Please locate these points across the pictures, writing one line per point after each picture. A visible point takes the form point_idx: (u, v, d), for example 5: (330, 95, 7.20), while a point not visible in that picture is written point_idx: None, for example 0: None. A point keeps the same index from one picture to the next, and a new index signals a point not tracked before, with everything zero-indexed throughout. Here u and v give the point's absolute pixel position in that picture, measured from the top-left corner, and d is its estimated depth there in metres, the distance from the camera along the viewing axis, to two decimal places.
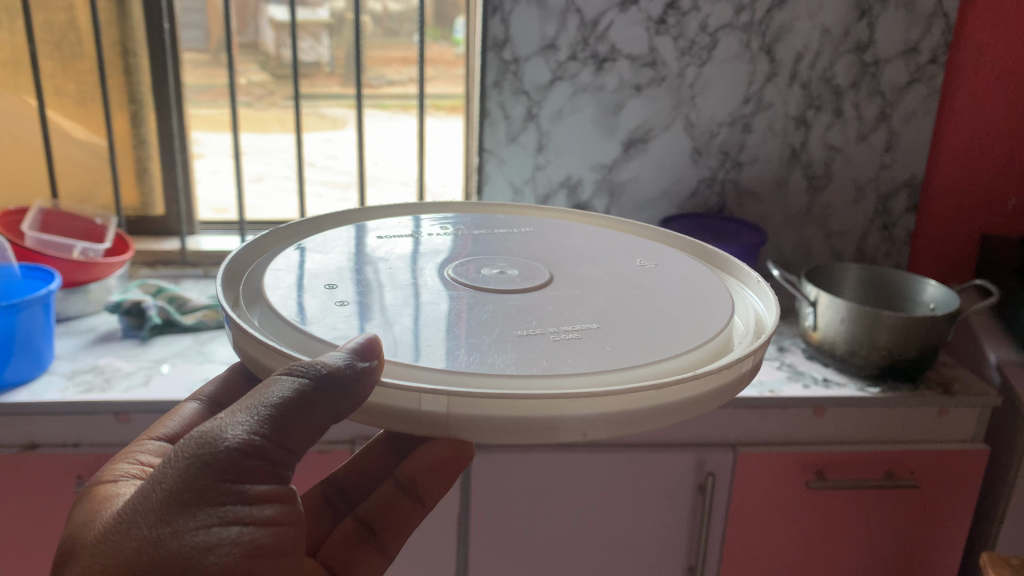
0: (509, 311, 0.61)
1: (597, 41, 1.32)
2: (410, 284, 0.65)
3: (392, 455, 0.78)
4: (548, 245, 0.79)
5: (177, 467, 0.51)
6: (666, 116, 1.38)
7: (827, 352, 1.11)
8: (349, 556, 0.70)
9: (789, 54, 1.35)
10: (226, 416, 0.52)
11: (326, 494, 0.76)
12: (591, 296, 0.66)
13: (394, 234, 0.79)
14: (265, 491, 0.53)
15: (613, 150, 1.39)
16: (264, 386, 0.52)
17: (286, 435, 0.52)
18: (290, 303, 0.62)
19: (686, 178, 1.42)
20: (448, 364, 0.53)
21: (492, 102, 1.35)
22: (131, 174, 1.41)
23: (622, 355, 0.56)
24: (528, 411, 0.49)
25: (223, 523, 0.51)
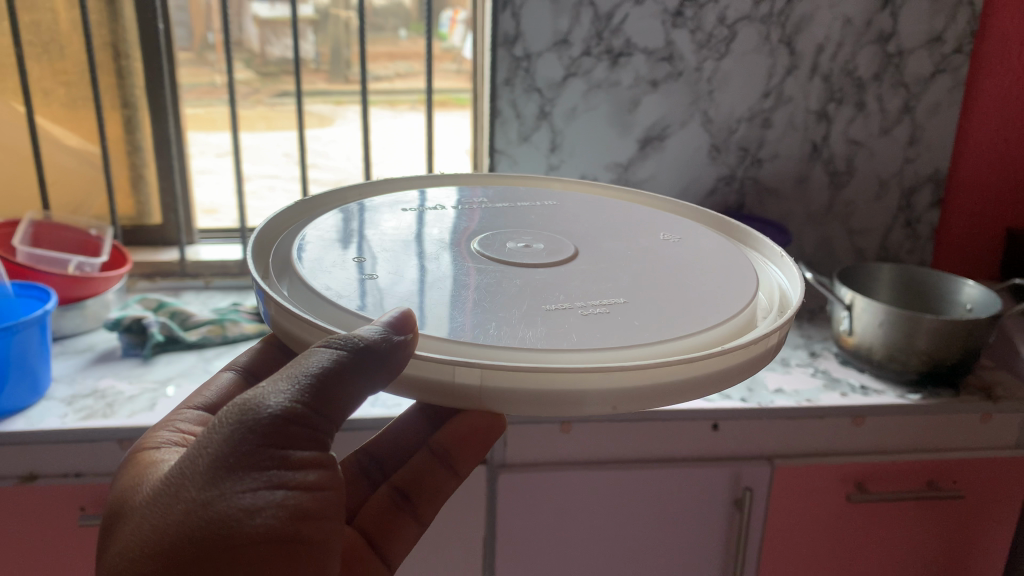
0: (532, 287, 0.66)
1: (612, 35, 1.27)
2: (430, 260, 0.71)
3: (425, 428, 0.83)
4: (571, 221, 0.84)
5: (223, 432, 0.56)
6: (682, 112, 1.33)
7: (863, 357, 1.06)
8: (381, 519, 0.75)
9: (810, 46, 1.30)
10: (268, 385, 0.57)
11: (362, 464, 0.82)
12: (605, 276, 0.70)
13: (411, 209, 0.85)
14: (306, 457, 0.57)
15: (629, 148, 1.34)
16: (302, 359, 0.57)
17: (324, 404, 0.57)
18: (318, 276, 0.68)
19: (704, 175, 1.37)
20: (460, 336, 0.58)
21: (504, 101, 1.30)
22: (126, 182, 1.34)
23: (649, 329, 0.61)
24: (561, 383, 0.54)
25: (266, 485, 0.55)
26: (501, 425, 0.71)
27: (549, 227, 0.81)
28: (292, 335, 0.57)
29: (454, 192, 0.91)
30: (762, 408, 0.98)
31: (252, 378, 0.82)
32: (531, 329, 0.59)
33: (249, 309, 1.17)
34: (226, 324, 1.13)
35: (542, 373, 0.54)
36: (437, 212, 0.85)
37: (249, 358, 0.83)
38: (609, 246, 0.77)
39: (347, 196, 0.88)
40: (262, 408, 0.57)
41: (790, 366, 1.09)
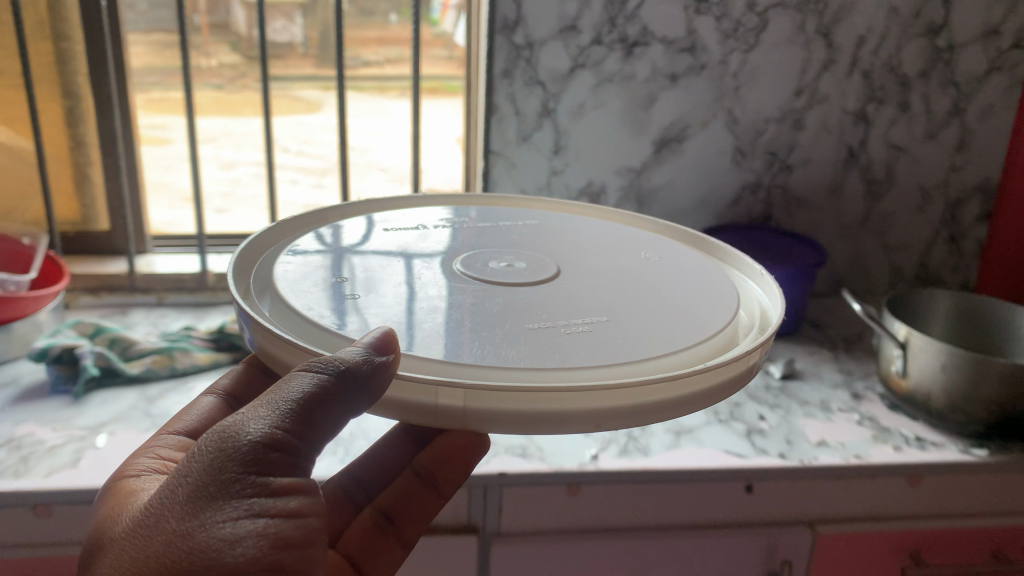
0: (517, 307, 0.58)
1: (626, 22, 1.10)
2: (410, 280, 0.62)
3: (411, 448, 0.74)
4: (557, 235, 0.75)
5: (201, 460, 0.50)
6: (705, 110, 1.17)
7: (918, 404, 0.91)
8: (365, 545, 0.68)
9: (850, 38, 1.14)
10: (248, 411, 0.51)
11: (345, 485, 0.73)
12: (599, 290, 0.63)
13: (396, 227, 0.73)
14: (289, 483, 0.51)
15: (643, 151, 1.18)
16: (285, 380, 0.51)
17: (310, 428, 0.51)
18: (295, 293, 0.59)
19: (727, 182, 1.21)
20: (440, 355, 0.51)
21: (502, 96, 1.13)
22: (69, 182, 1.17)
23: (634, 349, 0.54)
24: (539, 403, 0.47)
25: (246, 515, 0.48)
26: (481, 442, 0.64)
27: (540, 242, 0.72)
28: (277, 355, 0.51)
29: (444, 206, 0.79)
30: (805, 466, 0.83)
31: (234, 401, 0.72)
32: (515, 343, 0.52)
33: (203, 334, 1.01)
34: (175, 353, 0.97)
35: (531, 394, 0.47)
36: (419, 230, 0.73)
37: (231, 381, 0.73)
38: (607, 256, 0.70)
39: (328, 214, 0.76)
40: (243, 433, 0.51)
41: (831, 412, 0.94)
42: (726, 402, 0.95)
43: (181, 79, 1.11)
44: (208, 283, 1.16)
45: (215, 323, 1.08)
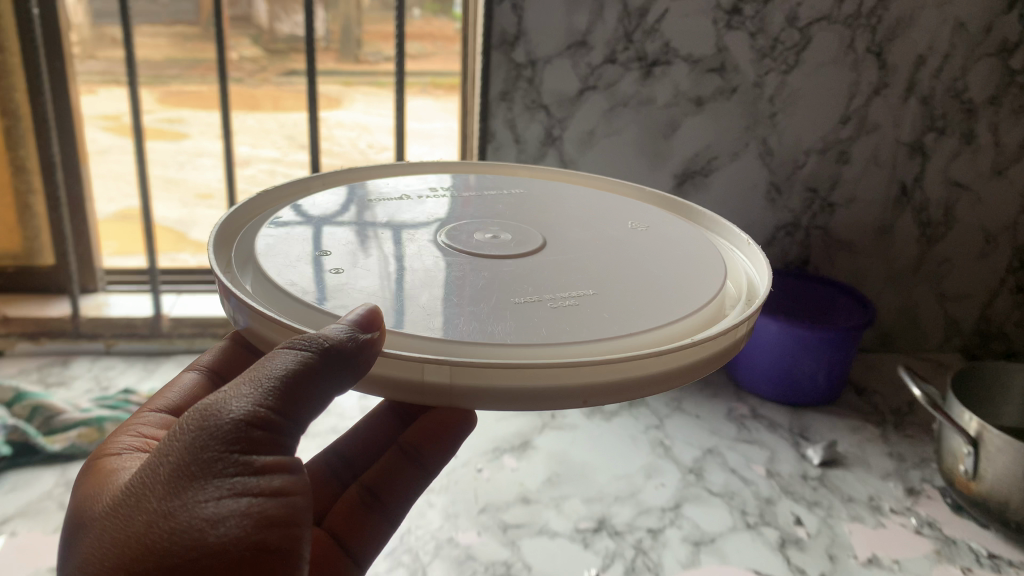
0: (506, 279, 0.56)
1: (645, 38, 0.95)
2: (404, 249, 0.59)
3: (395, 423, 0.68)
4: (540, 211, 0.71)
5: (182, 439, 0.47)
6: (735, 139, 1.01)
7: (991, 512, 0.75)
8: (351, 525, 0.62)
9: (906, 58, 0.98)
10: (230, 389, 0.47)
11: (332, 463, 0.67)
12: (591, 263, 0.60)
13: (387, 198, 0.69)
14: (273, 461, 0.47)
15: (663, 185, 1.03)
16: (267, 357, 0.47)
17: (294, 407, 0.47)
18: (285, 265, 0.55)
19: (760, 222, 1.06)
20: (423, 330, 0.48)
21: (500, 122, 0.98)
22: (10, 212, 1.01)
23: (618, 321, 0.52)
24: (532, 379, 0.44)
25: (228, 493, 0.45)
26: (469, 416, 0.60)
27: (532, 219, 0.67)
28: (251, 328, 0.48)
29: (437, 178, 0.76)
30: None
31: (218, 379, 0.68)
32: (504, 316, 0.50)
33: (144, 400, 0.86)
34: (106, 425, 0.82)
35: (521, 369, 0.44)
36: (408, 201, 0.69)
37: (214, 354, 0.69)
38: (600, 231, 0.67)
39: (314, 184, 0.71)
40: (225, 412, 0.47)
41: (882, 514, 0.78)
42: (755, 498, 0.80)
43: (131, 100, 0.97)
44: (161, 330, 1.03)
45: (157, 386, 0.93)
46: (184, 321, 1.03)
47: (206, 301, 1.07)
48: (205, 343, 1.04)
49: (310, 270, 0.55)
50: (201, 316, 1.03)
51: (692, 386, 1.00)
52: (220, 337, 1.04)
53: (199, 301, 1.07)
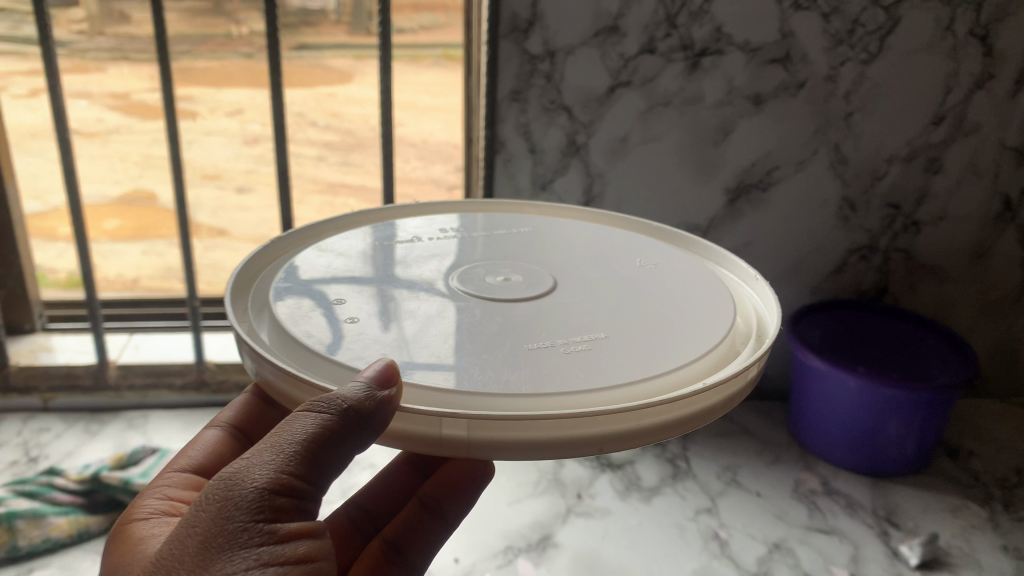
0: (520, 324, 0.46)
1: (691, 21, 0.76)
2: (429, 297, 0.48)
3: (415, 478, 0.62)
4: (544, 235, 0.60)
5: (199, 516, 0.40)
6: (802, 146, 0.82)
7: None
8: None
9: (1018, 43, 0.78)
10: (249, 457, 0.41)
11: (351, 517, 0.60)
12: (613, 296, 0.51)
13: (397, 239, 0.57)
14: (297, 530, 0.41)
15: (713, 202, 0.84)
16: (285, 421, 0.41)
17: (320, 469, 0.41)
18: (304, 316, 0.46)
19: (830, 245, 0.87)
20: (433, 380, 0.40)
21: (512, 129, 0.80)
22: None
23: (639, 357, 0.44)
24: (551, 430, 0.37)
25: (257, 564, 0.39)
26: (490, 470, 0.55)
27: (536, 247, 0.58)
28: (271, 381, 0.41)
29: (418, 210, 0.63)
30: None
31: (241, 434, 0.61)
32: (505, 355, 0.42)
33: (69, 485, 0.70)
34: (18, 524, 0.66)
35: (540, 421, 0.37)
36: (415, 246, 0.56)
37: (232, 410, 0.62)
38: (607, 258, 0.57)
39: (315, 231, 0.59)
40: (244, 482, 0.41)
41: None
42: None
43: (52, 112, 0.78)
44: (107, 382, 0.86)
45: (83, 462, 0.77)
46: (136, 371, 0.86)
47: (162, 345, 0.90)
48: (159, 396, 0.87)
49: (328, 320, 0.45)
50: (155, 365, 0.86)
51: (746, 449, 0.83)
52: (177, 390, 0.87)
53: (153, 346, 0.90)
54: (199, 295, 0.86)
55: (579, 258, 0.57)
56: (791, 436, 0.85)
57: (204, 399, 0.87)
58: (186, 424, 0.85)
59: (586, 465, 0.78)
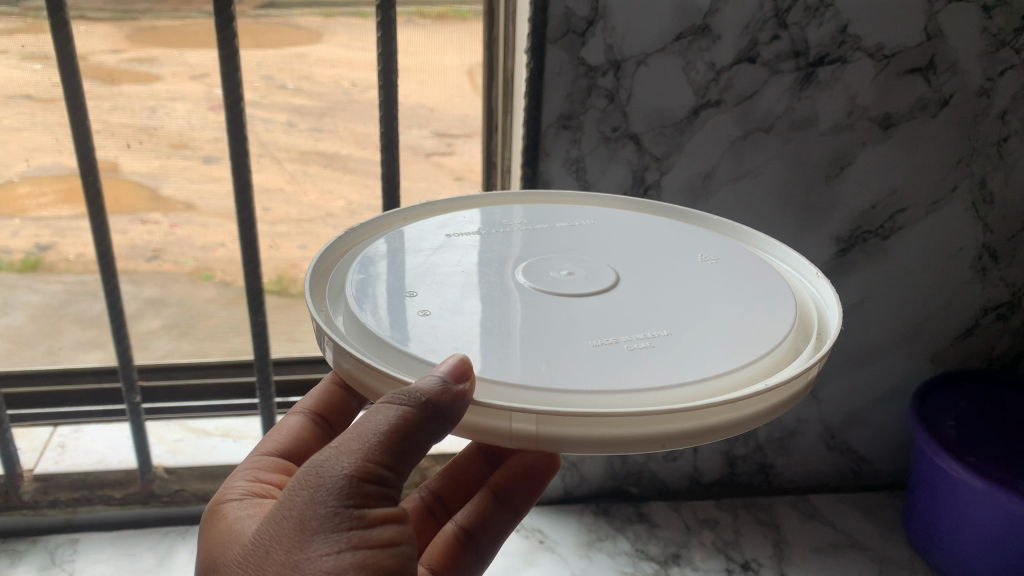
0: (581, 317, 0.49)
1: (817, 25, 0.68)
2: (487, 286, 0.52)
3: (483, 466, 0.69)
4: (599, 230, 0.61)
5: (301, 496, 0.47)
6: (939, 182, 0.76)
7: None
8: (447, 560, 0.64)
9: None
10: (338, 448, 0.47)
11: (426, 502, 0.68)
12: (667, 286, 0.53)
13: (460, 231, 0.60)
14: (382, 513, 0.47)
15: (821, 249, 0.79)
16: (369, 414, 0.47)
17: (402, 457, 0.47)
18: (379, 306, 0.50)
19: (952, 285, 0.81)
20: (494, 373, 0.44)
21: (559, 164, 0.72)
22: None
23: (700, 358, 0.46)
24: (611, 429, 0.41)
25: (347, 548, 0.46)
26: (557, 467, 0.64)
27: (595, 240, 0.59)
28: (350, 370, 0.46)
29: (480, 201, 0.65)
30: None
31: (322, 422, 0.69)
32: (567, 348, 0.46)
33: None
34: None
35: (598, 419, 0.40)
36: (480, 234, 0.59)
37: (314, 397, 0.69)
38: (663, 251, 0.58)
39: (391, 221, 0.62)
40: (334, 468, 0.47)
41: None
42: None
43: None
44: (22, 498, 0.86)
45: None
46: (59, 482, 0.86)
47: (95, 440, 0.92)
48: (91, 511, 0.88)
49: (397, 312, 0.49)
50: (81, 475, 0.87)
51: (857, 570, 0.82)
52: (117, 503, 0.88)
53: (77, 449, 0.90)
54: (137, 392, 0.85)
55: (629, 247, 0.59)
56: (912, 551, 0.84)
57: (151, 509, 0.89)
58: (117, 550, 0.84)
59: None
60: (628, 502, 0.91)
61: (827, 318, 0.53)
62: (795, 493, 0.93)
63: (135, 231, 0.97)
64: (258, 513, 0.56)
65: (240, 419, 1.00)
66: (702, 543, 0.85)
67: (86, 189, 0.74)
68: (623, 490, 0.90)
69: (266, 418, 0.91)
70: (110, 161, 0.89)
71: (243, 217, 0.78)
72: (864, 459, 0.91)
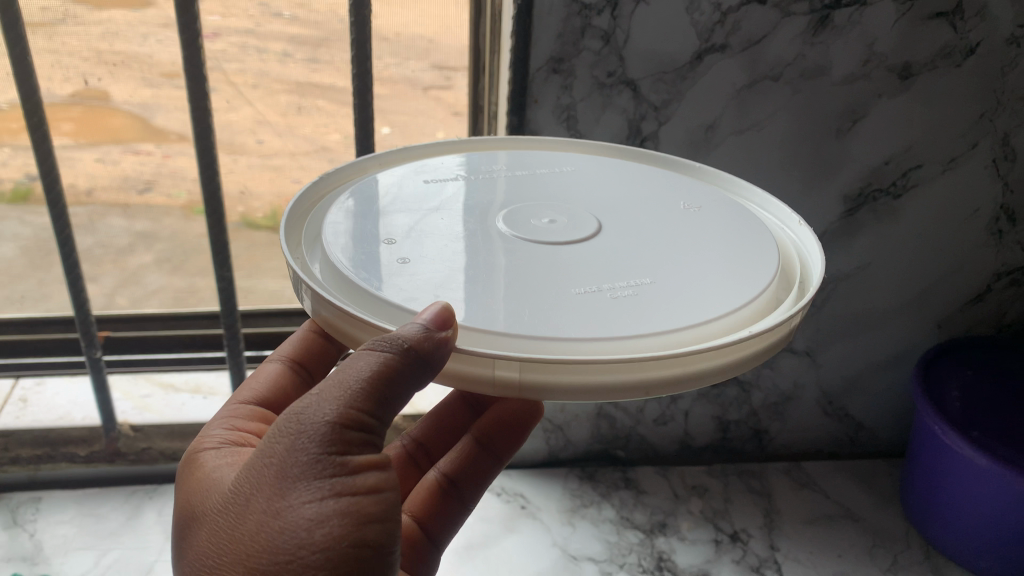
0: (566, 266, 0.46)
1: None
2: (469, 234, 0.48)
3: (466, 416, 0.66)
4: (588, 177, 0.57)
5: (281, 444, 0.43)
6: (959, 137, 0.72)
7: None
8: (431, 508, 0.61)
9: None
10: (320, 393, 0.43)
11: (409, 451, 0.66)
12: (659, 234, 0.50)
13: (440, 177, 0.55)
14: (368, 461, 0.43)
15: (828, 208, 0.74)
16: (351, 360, 0.42)
17: (388, 403, 0.42)
18: (356, 253, 0.46)
19: (964, 246, 0.77)
20: (477, 322, 0.41)
21: (548, 111, 0.67)
22: None
23: (687, 305, 0.43)
24: (590, 374, 0.38)
25: (330, 496, 0.42)
26: (543, 415, 0.60)
27: (580, 186, 0.55)
28: (322, 316, 0.42)
29: (463, 145, 0.61)
30: None
31: (300, 370, 0.64)
32: (549, 297, 0.42)
33: None
34: None
35: (580, 365, 0.37)
36: (462, 180, 0.55)
37: (292, 342, 0.65)
38: (647, 197, 0.54)
39: (366, 165, 0.57)
40: (315, 415, 0.42)
41: None
42: None
43: None
44: None
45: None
46: (20, 439, 0.83)
47: (58, 394, 0.88)
48: (54, 468, 0.85)
49: (373, 259, 0.45)
50: (44, 431, 0.83)
51: (851, 542, 0.80)
52: (81, 461, 0.85)
53: (39, 404, 0.86)
54: (98, 346, 0.81)
55: (615, 194, 0.55)
56: (908, 523, 0.83)
57: (116, 468, 0.86)
58: (82, 509, 0.82)
59: None
60: (615, 466, 0.89)
61: (811, 267, 0.49)
62: (789, 460, 0.91)
63: (126, 161, 1.06)
64: (239, 461, 0.52)
65: (212, 373, 0.93)
66: (690, 511, 0.83)
67: (31, 130, 0.68)
68: (610, 454, 0.88)
69: (236, 375, 0.86)
70: (104, 92, 0.91)
71: (204, 162, 0.72)
72: (862, 425, 0.89)
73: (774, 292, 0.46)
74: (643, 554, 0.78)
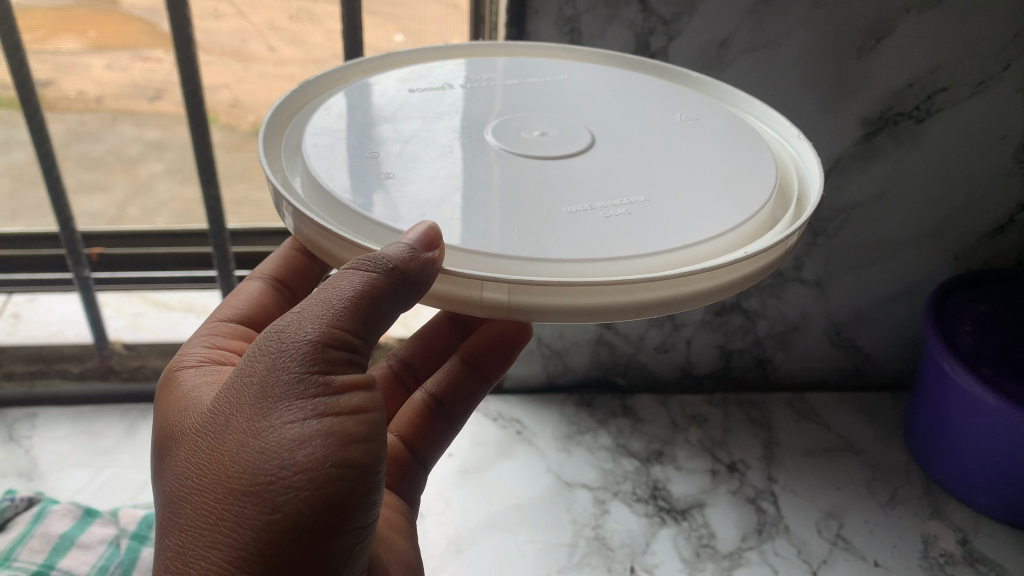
0: (557, 182, 0.43)
1: None
2: (455, 146, 0.46)
3: (454, 337, 0.63)
4: (585, 88, 0.54)
5: (261, 363, 0.41)
6: (990, 58, 0.67)
7: None
8: (418, 429, 0.61)
9: None
10: (302, 312, 0.41)
11: (395, 372, 0.63)
12: (655, 149, 0.47)
13: (427, 86, 0.52)
14: (351, 382, 0.41)
15: (844, 132, 0.71)
16: (334, 280, 0.41)
17: (372, 324, 0.41)
18: (338, 166, 0.44)
19: (987, 174, 0.74)
20: (466, 241, 0.39)
21: (550, 23, 0.64)
22: None
23: (682, 223, 0.41)
24: (582, 294, 0.36)
25: (313, 416, 0.40)
26: (531, 336, 0.59)
27: (577, 99, 0.52)
28: (310, 236, 0.41)
29: (450, 50, 0.57)
30: None
31: (283, 289, 0.63)
32: (537, 216, 0.40)
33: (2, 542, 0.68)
34: None
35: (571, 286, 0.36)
36: (451, 89, 0.52)
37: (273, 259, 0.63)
38: (642, 107, 0.52)
39: (350, 73, 0.54)
40: (296, 333, 0.40)
41: None
42: None
43: None
44: None
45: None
46: (15, 354, 0.84)
47: (52, 311, 0.89)
48: (49, 386, 0.86)
49: (356, 172, 0.43)
50: (37, 348, 0.84)
51: (850, 475, 0.80)
52: (75, 378, 0.86)
53: (32, 321, 0.87)
54: (86, 264, 0.81)
55: (609, 107, 0.51)
56: (910, 457, 0.82)
57: (109, 386, 0.87)
58: (75, 427, 0.84)
59: (638, 519, 0.74)
60: (614, 393, 0.88)
61: (808, 183, 0.46)
62: (793, 390, 0.90)
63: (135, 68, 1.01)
64: (216, 380, 0.50)
65: (207, 292, 0.92)
66: (688, 441, 0.83)
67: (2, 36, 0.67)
68: (609, 382, 0.87)
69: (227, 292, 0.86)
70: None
71: (186, 74, 0.70)
72: (869, 357, 0.88)
73: (769, 211, 0.44)
74: (639, 485, 0.77)
